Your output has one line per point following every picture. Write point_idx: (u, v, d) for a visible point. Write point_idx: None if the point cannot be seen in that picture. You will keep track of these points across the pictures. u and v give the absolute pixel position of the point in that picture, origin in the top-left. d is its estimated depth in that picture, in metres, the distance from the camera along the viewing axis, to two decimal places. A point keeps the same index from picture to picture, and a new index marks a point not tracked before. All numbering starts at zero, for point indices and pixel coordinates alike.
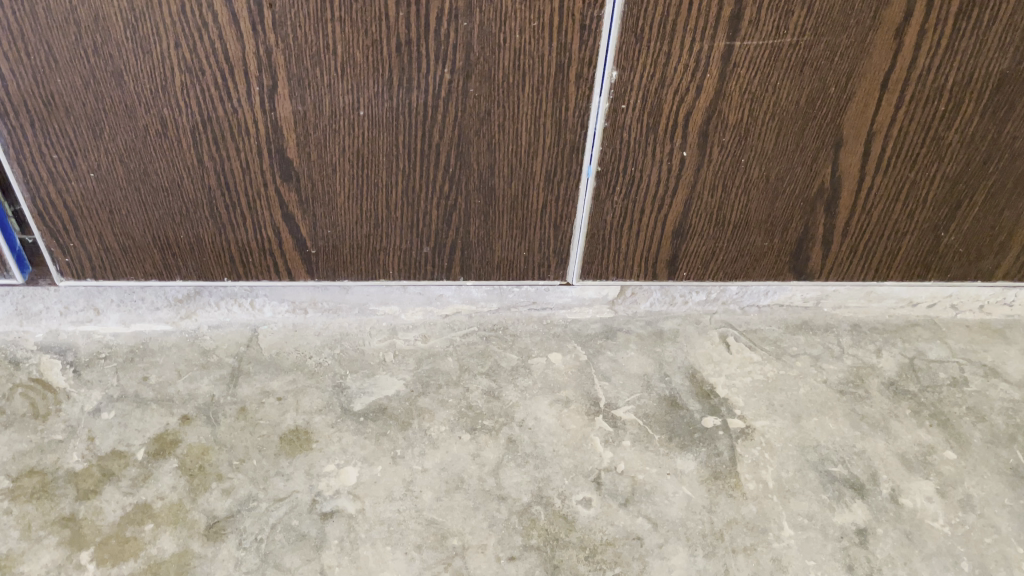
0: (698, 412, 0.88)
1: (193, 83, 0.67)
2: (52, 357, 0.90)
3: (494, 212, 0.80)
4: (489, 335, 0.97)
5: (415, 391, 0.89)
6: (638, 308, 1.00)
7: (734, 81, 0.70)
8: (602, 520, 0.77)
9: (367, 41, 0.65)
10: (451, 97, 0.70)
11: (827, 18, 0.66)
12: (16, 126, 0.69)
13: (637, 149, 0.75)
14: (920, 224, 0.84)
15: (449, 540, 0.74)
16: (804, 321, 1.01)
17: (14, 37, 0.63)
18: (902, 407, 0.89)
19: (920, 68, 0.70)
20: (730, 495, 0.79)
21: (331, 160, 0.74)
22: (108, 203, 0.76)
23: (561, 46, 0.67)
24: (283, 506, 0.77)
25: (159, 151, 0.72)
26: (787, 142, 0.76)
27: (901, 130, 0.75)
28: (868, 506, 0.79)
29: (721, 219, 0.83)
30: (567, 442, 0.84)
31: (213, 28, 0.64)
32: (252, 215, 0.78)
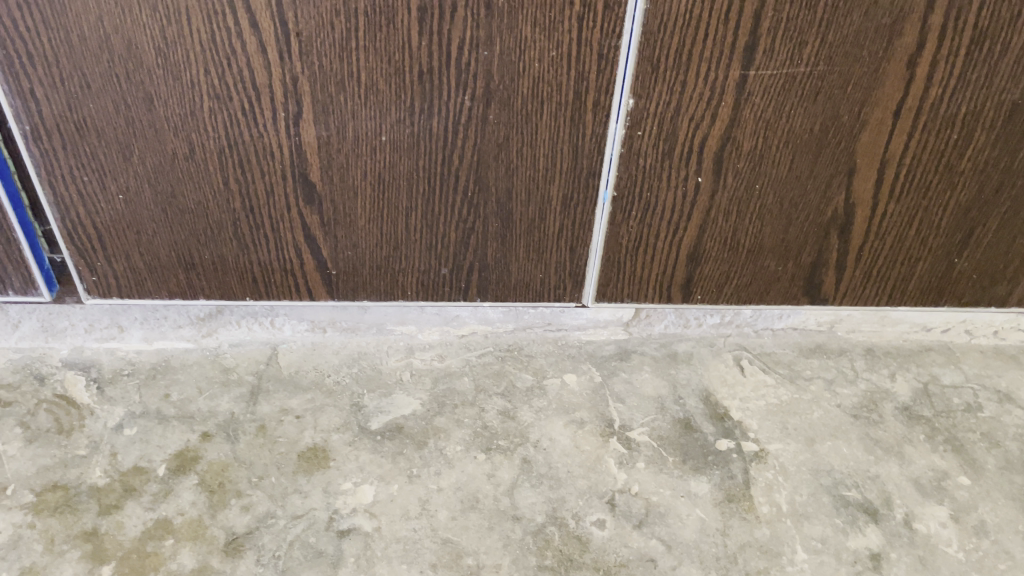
0: (712, 434, 0.88)
1: (221, 109, 0.69)
2: (76, 373, 0.92)
3: (511, 235, 0.82)
4: (505, 356, 0.98)
5: (431, 411, 0.90)
6: (652, 330, 1.01)
7: (749, 109, 0.71)
8: (616, 541, 0.77)
9: (390, 69, 0.67)
10: (470, 123, 0.71)
11: (840, 48, 0.67)
12: (48, 150, 0.71)
13: (653, 175, 0.77)
14: (934, 250, 0.85)
15: (465, 559, 0.75)
16: (817, 345, 1.01)
17: (50, 65, 0.65)
18: (916, 432, 0.90)
19: (932, 98, 0.71)
20: (744, 518, 0.80)
21: (353, 184, 0.76)
22: (136, 225, 0.78)
23: (579, 74, 0.68)
24: (301, 523, 0.78)
25: (187, 174, 0.74)
26: (800, 169, 0.77)
27: (914, 158, 0.76)
28: (881, 530, 0.79)
29: (735, 244, 0.84)
30: (581, 463, 0.85)
31: (242, 56, 0.66)
32: (275, 237, 0.80)
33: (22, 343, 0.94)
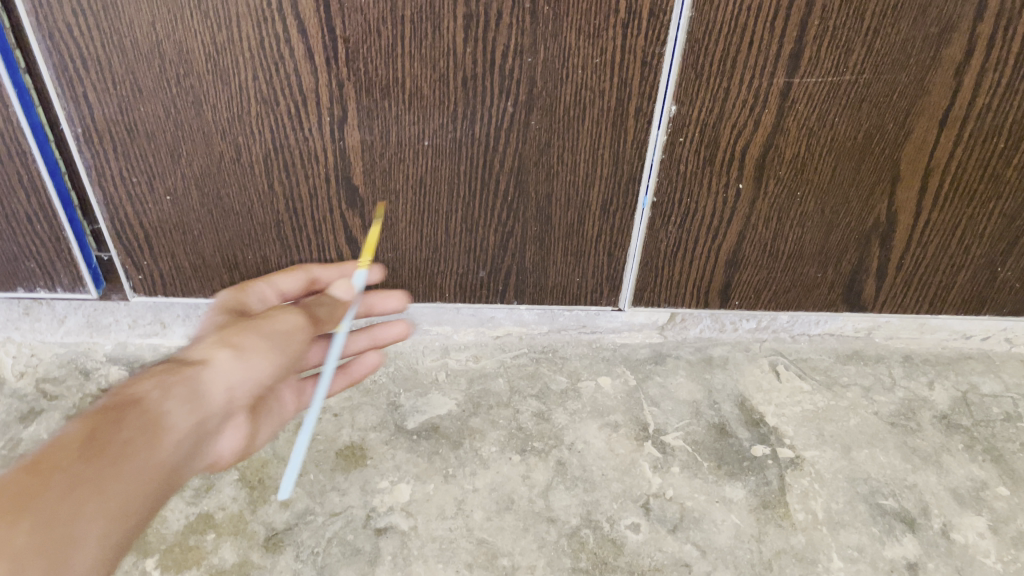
0: (747, 440, 0.88)
1: (269, 113, 0.70)
2: (120, 369, 0.94)
3: (550, 239, 0.82)
4: (540, 357, 0.98)
5: (466, 411, 0.91)
6: (687, 334, 1.01)
7: (793, 117, 0.71)
8: (650, 545, 0.78)
9: (434, 75, 0.68)
10: (513, 129, 0.72)
11: (887, 57, 0.67)
12: (99, 151, 0.73)
13: (693, 181, 0.77)
14: (976, 259, 0.85)
15: (500, 560, 0.76)
16: (855, 351, 1.01)
17: (103, 68, 0.67)
18: (954, 441, 0.89)
19: (979, 107, 0.70)
20: (779, 525, 0.80)
21: (395, 188, 0.77)
22: (182, 225, 0.80)
23: (622, 81, 0.69)
24: (339, 521, 0.79)
25: (233, 176, 0.76)
26: (843, 177, 0.76)
27: (959, 167, 0.75)
28: (919, 540, 0.79)
29: (774, 250, 0.84)
30: (615, 466, 0.85)
31: (290, 62, 0.67)
32: (317, 238, 0.82)
33: (68, 338, 0.96)
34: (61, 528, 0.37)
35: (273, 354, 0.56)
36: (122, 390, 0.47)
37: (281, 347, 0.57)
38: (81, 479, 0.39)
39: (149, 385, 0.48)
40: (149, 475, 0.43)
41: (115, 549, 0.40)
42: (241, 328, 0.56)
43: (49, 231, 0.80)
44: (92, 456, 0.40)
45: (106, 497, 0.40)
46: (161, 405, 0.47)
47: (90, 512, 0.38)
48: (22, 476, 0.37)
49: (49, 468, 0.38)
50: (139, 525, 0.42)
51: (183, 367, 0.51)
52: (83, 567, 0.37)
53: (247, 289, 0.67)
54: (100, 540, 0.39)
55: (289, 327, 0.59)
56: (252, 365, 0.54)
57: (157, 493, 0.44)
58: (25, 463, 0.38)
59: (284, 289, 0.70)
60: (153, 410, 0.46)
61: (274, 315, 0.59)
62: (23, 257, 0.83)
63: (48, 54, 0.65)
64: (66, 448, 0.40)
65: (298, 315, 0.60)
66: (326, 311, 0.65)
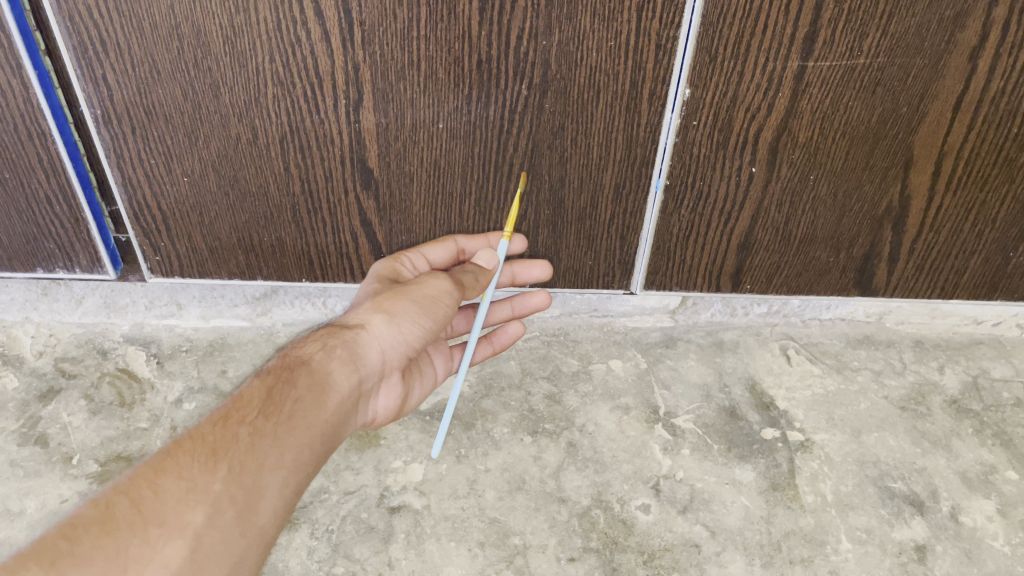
0: (758, 423, 0.89)
1: (285, 96, 0.71)
2: (137, 349, 0.95)
3: (563, 222, 0.83)
4: (551, 340, 0.99)
5: (478, 393, 0.91)
6: (698, 318, 1.02)
7: (807, 100, 0.71)
8: (660, 526, 0.78)
9: (449, 58, 0.68)
10: (527, 111, 0.72)
11: (901, 40, 0.67)
12: (118, 133, 0.74)
13: (706, 164, 0.77)
14: (989, 243, 0.85)
15: (511, 538, 0.77)
16: (865, 336, 1.01)
17: (122, 51, 0.67)
18: (964, 426, 0.89)
19: (994, 90, 0.70)
20: (788, 506, 0.80)
21: (410, 170, 0.78)
22: (198, 206, 0.81)
23: (636, 64, 0.69)
24: (353, 499, 0.80)
25: (249, 158, 0.76)
26: (856, 161, 0.76)
27: (973, 150, 0.75)
28: (927, 523, 0.79)
29: (787, 234, 0.84)
30: (626, 447, 0.86)
31: (306, 45, 0.67)
32: (333, 220, 0.83)
33: (85, 318, 0.98)
34: (247, 479, 0.51)
35: (420, 318, 0.67)
36: (295, 354, 0.62)
37: (430, 311, 0.68)
38: (259, 437, 0.53)
39: (316, 351, 0.63)
40: (316, 428, 0.58)
41: (293, 493, 0.54)
42: (395, 293, 0.68)
43: (68, 212, 0.81)
44: (270, 417, 0.55)
45: (280, 450, 0.54)
46: (326, 367, 0.61)
47: (269, 465, 0.53)
48: (218, 430, 0.53)
49: (238, 425, 0.53)
50: (308, 470, 0.57)
51: (344, 332, 0.65)
52: (266, 506, 0.52)
53: (401, 259, 0.77)
54: (282, 487, 0.53)
55: (439, 290, 0.68)
56: (402, 330, 0.66)
57: (316, 448, 0.57)
58: (221, 418, 0.54)
59: (433, 260, 0.80)
60: (317, 373, 0.60)
61: (422, 279, 0.70)
62: (42, 238, 0.84)
63: (68, 35, 0.66)
64: (252, 406, 0.55)
65: (450, 279, 0.69)
66: (472, 278, 0.72)
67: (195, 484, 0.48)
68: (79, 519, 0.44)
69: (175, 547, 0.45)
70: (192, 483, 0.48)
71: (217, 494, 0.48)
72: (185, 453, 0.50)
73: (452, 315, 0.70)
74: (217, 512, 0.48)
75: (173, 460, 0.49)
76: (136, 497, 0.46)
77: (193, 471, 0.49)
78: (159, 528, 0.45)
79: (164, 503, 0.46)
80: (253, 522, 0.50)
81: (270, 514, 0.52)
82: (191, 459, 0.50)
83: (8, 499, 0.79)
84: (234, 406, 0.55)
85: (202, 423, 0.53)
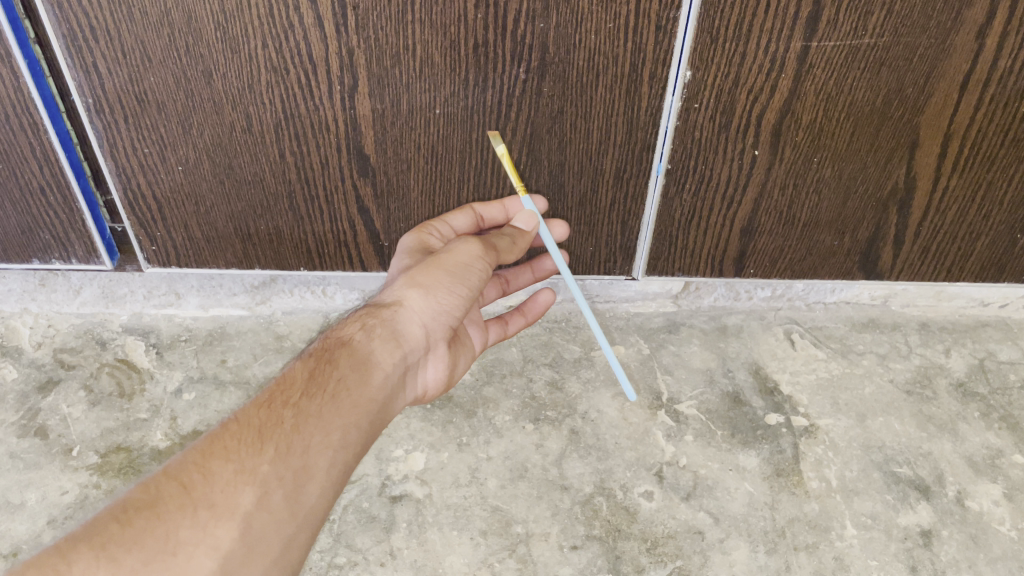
0: (762, 409, 0.88)
1: (279, 82, 0.70)
2: (136, 339, 0.95)
3: (563, 208, 0.82)
4: (553, 327, 0.98)
5: (479, 380, 0.91)
6: (701, 303, 1.00)
7: (810, 81, 0.70)
8: (664, 513, 0.78)
9: (445, 41, 0.67)
10: (525, 95, 0.71)
11: (907, 19, 0.65)
12: (111, 122, 0.73)
13: (708, 148, 0.76)
14: (996, 225, 0.83)
15: (514, 527, 0.76)
16: (870, 320, 1.00)
17: (112, 37, 0.66)
18: (971, 409, 0.88)
19: (1001, 69, 0.68)
20: (793, 492, 0.80)
21: (407, 156, 0.77)
22: (194, 195, 0.80)
23: (636, 47, 0.68)
24: (354, 489, 0.80)
25: (244, 145, 0.75)
26: (860, 142, 0.75)
27: (980, 131, 0.74)
28: (933, 508, 0.78)
29: (790, 218, 0.83)
30: (629, 434, 0.85)
31: (299, 30, 0.66)
32: (330, 208, 0.82)
33: (84, 309, 0.97)
34: (295, 459, 0.50)
35: (453, 287, 0.65)
36: (335, 335, 0.61)
37: (463, 278, 0.66)
38: (304, 417, 0.53)
39: (356, 330, 0.62)
40: (362, 406, 0.57)
41: (342, 471, 0.54)
42: (426, 264, 0.66)
43: (63, 202, 0.81)
44: (315, 396, 0.54)
45: (326, 429, 0.53)
46: (368, 346, 0.60)
47: (316, 445, 0.52)
48: (263, 412, 0.52)
49: (283, 406, 0.53)
50: (358, 448, 0.56)
51: (382, 309, 0.64)
52: (315, 487, 0.51)
53: (427, 230, 0.75)
54: (330, 467, 0.52)
55: (469, 256, 0.66)
56: (440, 301, 0.65)
57: (364, 425, 0.56)
58: (265, 401, 0.53)
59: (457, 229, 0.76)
60: (360, 352, 0.60)
61: (452, 245, 0.67)
62: (37, 228, 0.83)
63: (57, 23, 0.65)
64: (296, 388, 0.55)
65: (480, 243, 0.67)
66: (506, 242, 0.70)
67: (243, 467, 0.48)
68: (130, 504, 0.45)
69: (224, 529, 0.45)
70: (240, 466, 0.48)
71: (265, 476, 0.48)
72: (232, 437, 0.50)
73: (485, 281, 0.68)
74: (266, 494, 0.48)
75: (221, 444, 0.49)
76: (186, 481, 0.47)
77: (240, 453, 0.49)
78: (209, 510, 0.46)
79: (213, 486, 0.47)
80: (301, 503, 0.50)
81: (319, 495, 0.51)
82: (238, 443, 0.50)
83: (8, 491, 0.78)
84: (279, 388, 0.55)
85: (247, 407, 0.53)
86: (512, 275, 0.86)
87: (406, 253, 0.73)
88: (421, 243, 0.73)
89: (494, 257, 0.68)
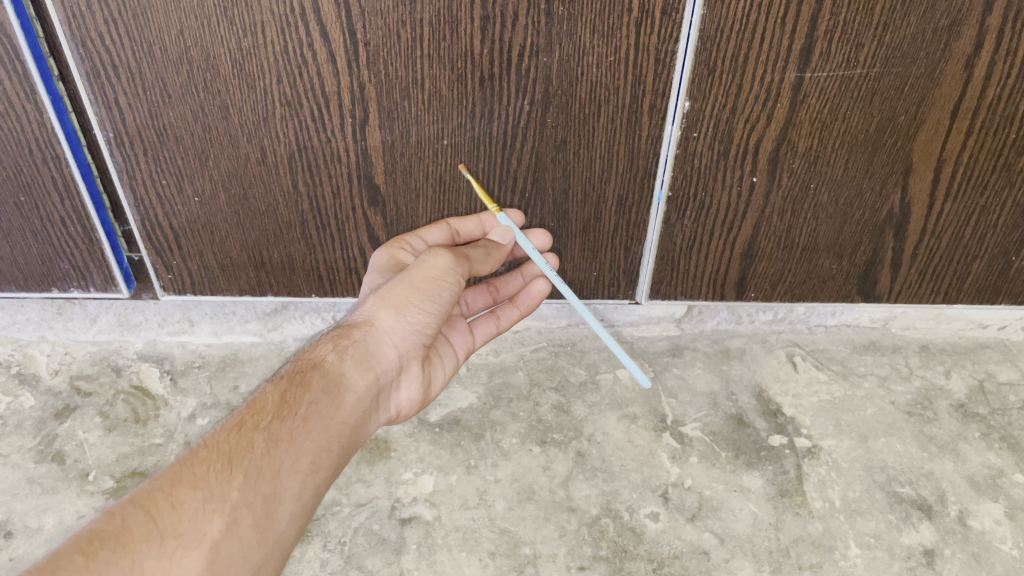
0: (765, 430, 0.89)
1: (292, 116, 0.73)
2: (150, 365, 0.97)
3: (567, 234, 0.84)
4: (559, 351, 1.00)
5: (486, 404, 0.92)
6: (704, 326, 1.02)
7: (805, 110, 0.72)
8: (669, 534, 0.79)
9: (452, 75, 0.70)
10: (530, 126, 0.74)
11: (897, 50, 0.68)
12: (130, 155, 0.76)
13: (707, 175, 0.78)
14: (991, 248, 0.85)
15: (522, 548, 0.78)
16: (871, 342, 1.01)
17: (133, 74, 0.69)
18: (971, 430, 0.90)
19: (990, 98, 0.71)
20: (796, 513, 0.81)
21: (415, 186, 0.79)
22: (210, 225, 0.83)
23: (636, 79, 0.70)
24: (364, 512, 0.81)
25: (259, 176, 0.78)
26: (855, 168, 0.77)
27: (970, 157, 0.76)
28: (935, 527, 0.80)
29: (789, 243, 0.85)
30: (634, 456, 0.87)
31: (312, 66, 0.69)
32: (341, 236, 0.84)
33: (99, 336, 0.99)
34: (264, 485, 0.53)
35: (424, 305, 0.67)
36: (308, 357, 0.63)
37: (434, 294, 0.67)
38: (274, 442, 0.55)
39: (329, 352, 0.64)
40: (334, 428, 0.59)
41: (312, 494, 0.56)
42: (396, 282, 0.68)
43: (82, 233, 0.83)
44: (286, 420, 0.57)
45: (297, 454, 0.56)
46: (339, 367, 0.63)
47: (286, 470, 0.54)
48: (233, 437, 0.54)
49: (253, 431, 0.55)
50: (329, 471, 0.58)
51: (354, 330, 0.66)
52: (285, 511, 0.54)
53: (399, 244, 0.76)
54: (301, 491, 0.55)
55: (440, 271, 0.67)
56: (412, 318, 0.67)
57: (334, 448, 0.59)
58: (236, 426, 0.56)
59: (430, 242, 0.78)
60: (332, 374, 0.62)
61: (423, 257, 0.68)
62: (57, 258, 0.86)
63: (81, 61, 0.68)
64: (267, 412, 0.57)
65: (451, 255, 0.68)
66: (480, 253, 0.71)
67: (211, 494, 0.50)
68: (96, 535, 0.45)
69: (192, 558, 0.47)
70: (208, 493, 0.50)
71: (234, 503, 0.50)
72: (201, 464, 0.52)
73: (457, 292, 0.69)
74: (234, 521, 0.50)
75: (189, 471, 0.51)
76: (153, 510, 0.48)
77: (209, 480, 0.51)
78: (176, 539, 0.47)
79: (180, 515, 0.48)
80: (271, 528, 0.52)
81: (290, 519, 0.54)
82: (207, 470, 0.52)
83: (26, 516, 0.80)
84: (249, 413, 0.57)
85: (217, 433, 0.55)
86: (501, 283, 0.87)
87: (378, 271, 0.75)
88: (392, 259, 0.75)
89: (466, 266, 0.69)
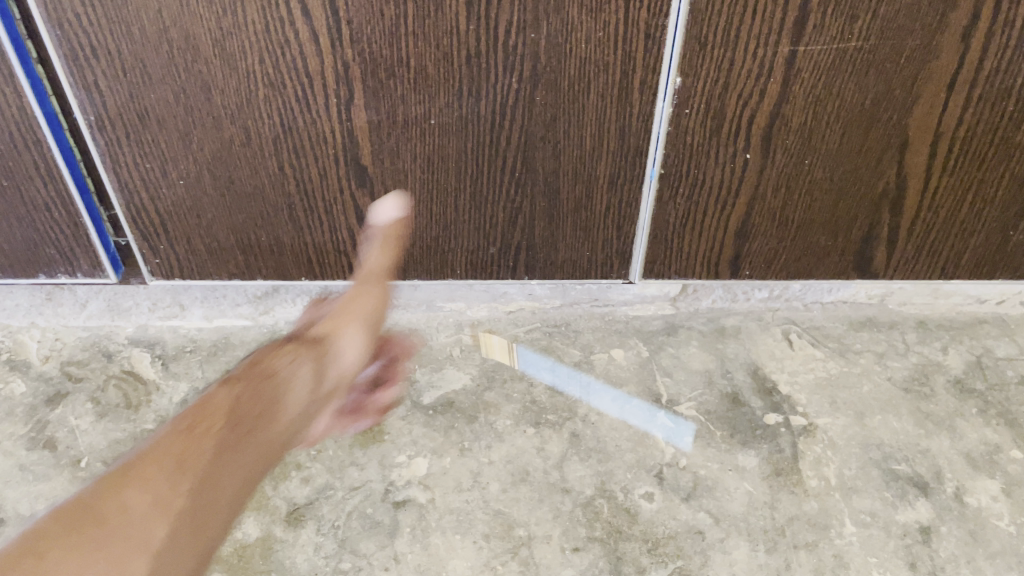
0: (760, 408, 0.89)
1: (276, 97, 0.71)
2: (141, 351, 0.96)
3: (558, 213, 0.83)
4: (553, 331, 0.99)
5: (480, 385, 0.92)
6: (699, 305, 1.01)
7: (799, 85, 0.71)
8: (664, 513, 0.79)
9: (439, 53, 0.68)
10: (518, 104, 0.72)
11: (893, 22, 0.66)
12: (112, 138, 0.74)
13: (700, 151, 0.77)
14: (989, 222, 0.84)
15: (516, 530, 0.77)
16: (868, 318, 1.00)
17: (112, 57, 0.68)
18: (968, 405, 0.89)
19: (988, 69, 0.69)
20: (792, 491, 0.81)
21: (404, 167, 0.78)
22: (196, 209, 0.81)
23: (626, 54, 0.69)
24: (358, 495, 0.81)
25: (244, 159, 0.77)
26: (850, 142, 0.76)
27: (969, 130, 0.75)
28: (931, 504, 0.79)
29: (784, 219, 0.84)
30: (628, 436, 0.86)
31: (294, 44, 0.67)
32: (329, 218, 0.83)
33: (90, 322, 0.98)
34: (208, 494, 0.55)
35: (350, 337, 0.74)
36: (254, 364, 0.66)
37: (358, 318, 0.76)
38: (222, 450, 0.57)
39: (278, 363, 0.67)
40: (273, 439, 0.62)
41: (244, 503, 0.59)
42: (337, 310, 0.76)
43: (67, 217, 0.82)
44: (235, 427, 0.59)
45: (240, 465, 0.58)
46: (288, 378, 0.66)
47: (229, 480, 0.57)
48: (183, 439, 0.56)
49: (203, 433, 0.57)
50: (261, 480, 0.61)
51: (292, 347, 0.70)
52: (220, 520, 0.56)
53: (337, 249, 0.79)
54: (236, 499, 0.58)
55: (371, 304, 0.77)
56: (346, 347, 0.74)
57: (272, 460, 0.61)
58: (185, 426, 0.57)
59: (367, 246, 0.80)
60: (281, 383, 0.65)
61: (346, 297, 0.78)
62: (43, 244, 0.85)
63: (59, 43, 0.66)
64: (218, 415, 0.59)
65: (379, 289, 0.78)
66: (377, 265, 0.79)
67: (159, 499, 0.52)
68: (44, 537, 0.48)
69: (135, 565, 0.49)
70: (157, 497, 0.52)
71: (179, 510, 0.53)
72: (150, 466, 0.54)
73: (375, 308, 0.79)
74: (177, 530, 0.52)
75: (137, 474, 0.53)
76: (98, 513, 0.50)
77: (158, 484, 0.53)
78: (121, 545, 0.49)
79: (127, 519, 0.50)
80: (207, 536, 0.55)
81: (223, 528, 0.57)
82: (157, 471, 0.53)
83: (19, 503, 0.80)
84: (198, 413, 0.59)
85: (166, 432, 0.57)
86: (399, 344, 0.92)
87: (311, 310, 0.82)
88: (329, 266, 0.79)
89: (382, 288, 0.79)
